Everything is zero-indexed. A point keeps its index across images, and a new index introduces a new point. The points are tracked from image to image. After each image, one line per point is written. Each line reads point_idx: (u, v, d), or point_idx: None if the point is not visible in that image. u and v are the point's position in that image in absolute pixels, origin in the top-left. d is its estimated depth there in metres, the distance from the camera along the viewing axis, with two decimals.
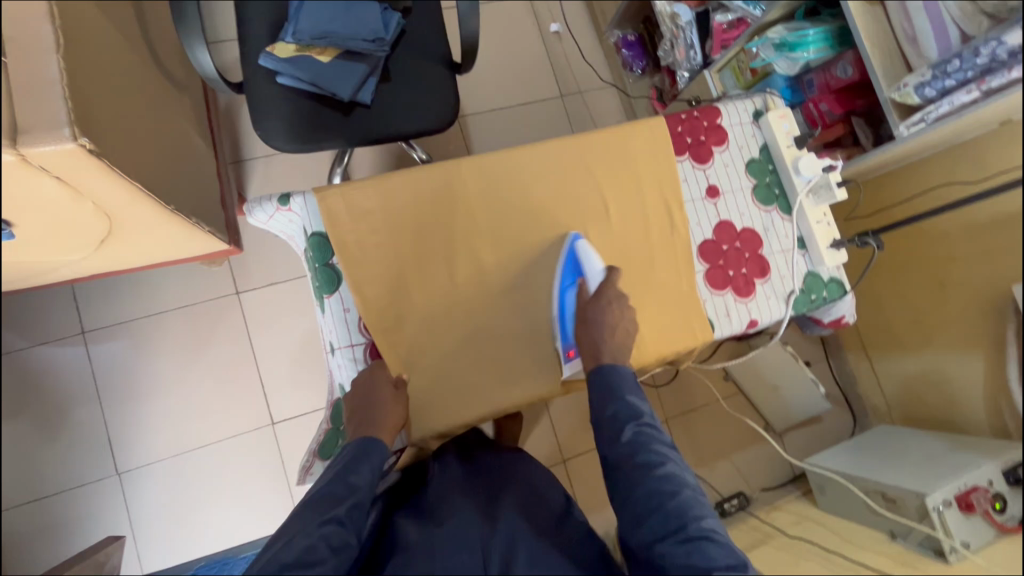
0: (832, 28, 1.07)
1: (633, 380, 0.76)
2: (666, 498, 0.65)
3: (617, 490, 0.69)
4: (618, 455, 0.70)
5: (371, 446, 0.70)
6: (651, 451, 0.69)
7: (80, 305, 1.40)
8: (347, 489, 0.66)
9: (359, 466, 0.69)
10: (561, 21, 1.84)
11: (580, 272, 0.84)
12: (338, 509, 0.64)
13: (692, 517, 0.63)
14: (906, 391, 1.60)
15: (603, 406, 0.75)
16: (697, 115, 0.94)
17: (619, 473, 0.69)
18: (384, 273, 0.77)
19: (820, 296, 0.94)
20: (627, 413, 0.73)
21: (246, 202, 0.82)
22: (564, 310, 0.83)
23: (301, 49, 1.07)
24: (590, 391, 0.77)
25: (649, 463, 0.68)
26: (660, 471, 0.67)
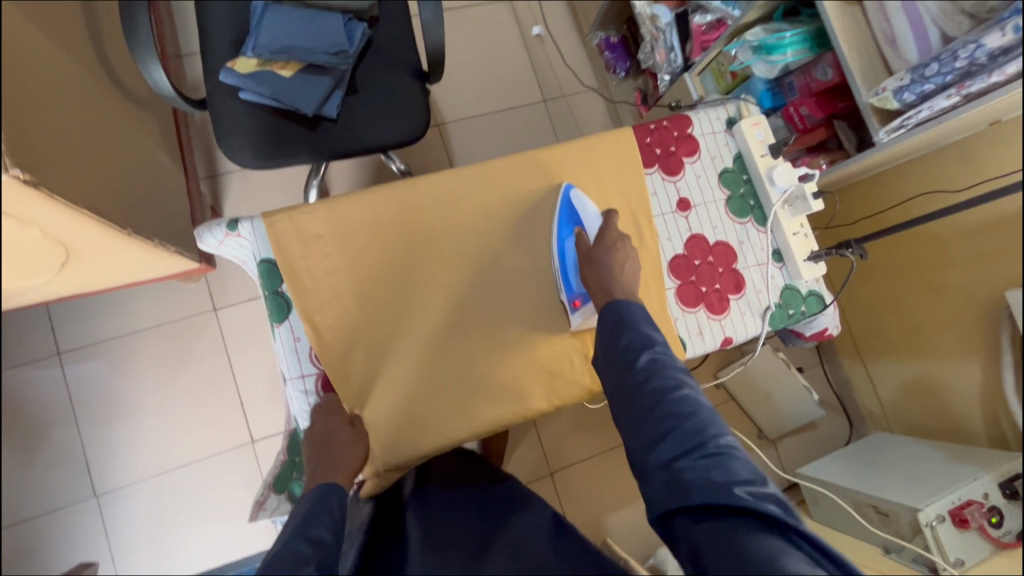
0: (811, 29, 1.03)
1: (646, 312, 0.70)
2: (682, 420, 0.60)
3: (629, 412, 0.63)
4: (631, 379, 0.64)
5: (324, 493, 0.64)
6: (666, 375, 0.63)
7: (55, 326, 1.38)
8: (310, 540, 0.58)
9: (319, 512, 0.62)
10: (543, 23, 1.80)
11: (579, 221, 0.82)
12: (309, 563, 0.55)
13: (711, 436, 0.58)
14: (901, 397, 1.55)
15: (615, 333, 0.69)
16: (666, 125, 0.90)
17: (633, 397, 0.63)
18: (336, 299, 0.75)
19: (798, 311, 0.90)
20: (639, 341, 0.67)
21: (197, 228, 0.79)
22: (565, 260, 0.81)
23: (262, 64, 1.05)
24: (602, 319, 0.71)
25: (665, 386, 0.62)
26: (677, 393, 0.62)
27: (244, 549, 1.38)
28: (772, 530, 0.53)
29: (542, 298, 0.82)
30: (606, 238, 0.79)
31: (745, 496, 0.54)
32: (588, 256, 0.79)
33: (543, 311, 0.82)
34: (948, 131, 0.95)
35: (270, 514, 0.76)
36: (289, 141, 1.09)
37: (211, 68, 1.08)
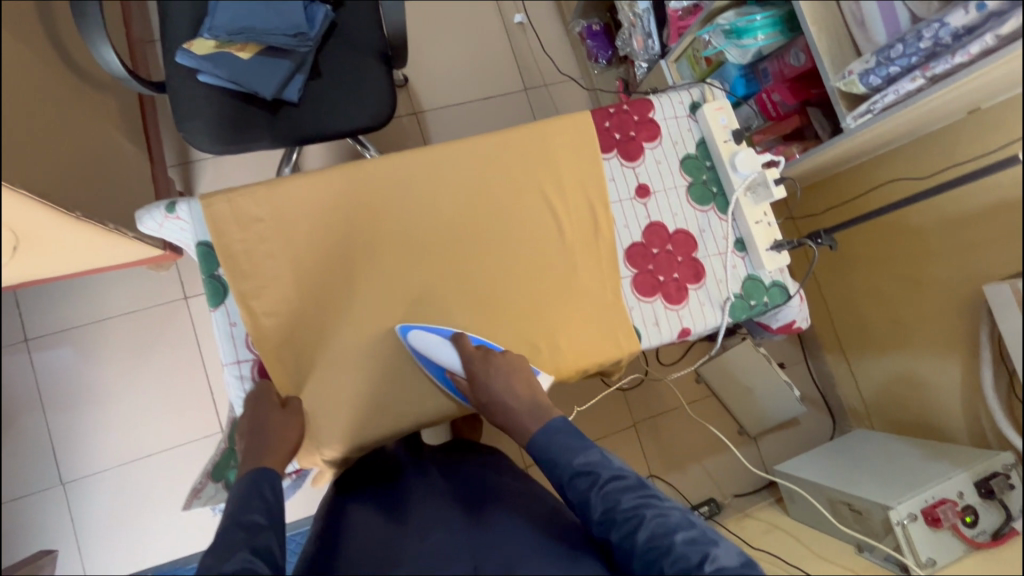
0: (782, 12, 1.01)
1: (572, 428, 0.67)
2: (662, 559, 0.55)
3: (619, 566, 0.59)
4: (597, 531, 0.60)
5: (256, 478, 0.63)
6: (623, 512, 0.59)
7: (23, 313, 1.37)
8: (246, 523, 0.58)
9: (250, 496, 0.61)
10: (524, 11, 1.77)
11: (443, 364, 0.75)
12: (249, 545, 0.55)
13: (698, 570, 0.53)
14: (882, 394, 1.52)
15: (558, 485, 0.65)
16: (626, 109, 0.87)
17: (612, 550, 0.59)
18: (276, 283, 0.73)
19: (760, 302, 0.87)
20: (584, 479, 0.63)
21: (137, 212, 0.77)
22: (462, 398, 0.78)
23: (220, 46, 1.02)
24: (541, 470, 0.67)
25: (630, 528, 0.57)
26: (645, 535, 0.57)
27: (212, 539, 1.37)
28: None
29: (490, 285, 0.80)
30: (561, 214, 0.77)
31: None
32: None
33: (492, 299, 0.80)
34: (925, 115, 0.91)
35: (207, 501, 0.75)
36: (249, 125, 1.06)
37: (169, 51, 1.06)
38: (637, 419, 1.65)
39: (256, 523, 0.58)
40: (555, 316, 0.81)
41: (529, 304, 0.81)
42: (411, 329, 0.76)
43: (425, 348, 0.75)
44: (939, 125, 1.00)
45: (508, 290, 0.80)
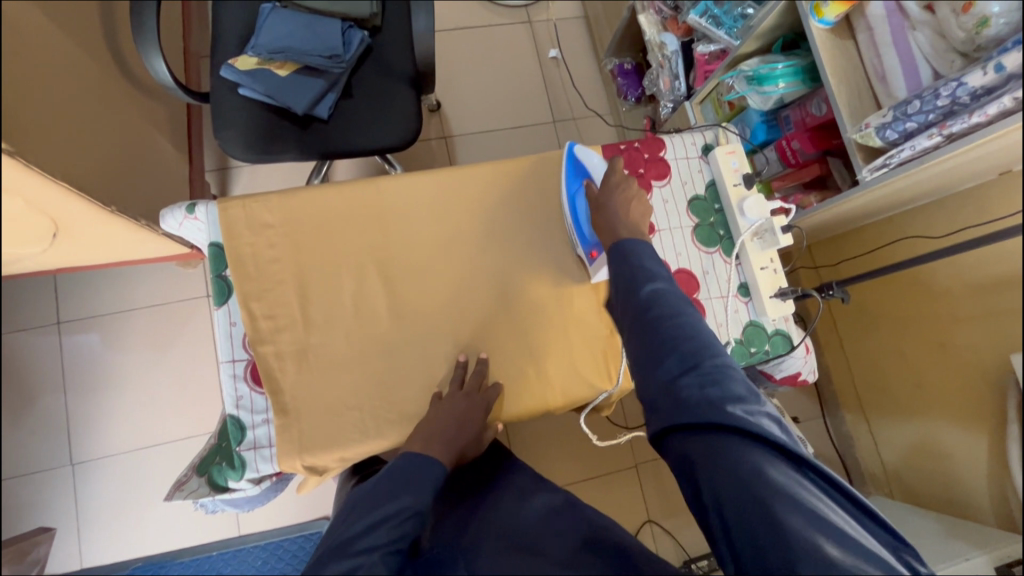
0: (804, 62, 1.01)
1: (654, 249, 0.73)
2: (683, 340, 0.63)
3: (631, 341, 0.66)
4: (633, 307, 0.68)
5: (432, 470, 0.69)
6: (671, 300, 0.67)
7: (59, 295, 1.45)
8: (409, 520, 0.64)
9: (418, 487, 0.67)
10: (559, 47, 1.82)
11: (585, 172, 0.84)
12: (372, 555, 0.60)
13: (707, 356, 0.62)
14: (903, 460, 1.43)
15: (623, 264, 0.72)
16: (637, 147, 0.89)
17: (640, 321, 0.67)
18: (277, 289, 0.76)
19: (761, 350, 0.85)
20: (645, 274, 0.70)
21: (161, 210, 0.81)
22: (576, 211, 0.82)
23: (261, 63, 1.10)
24: (609, 254, 0.74)
25: (665, 312, 0.66)
26: (679, 319, 0.65)
27: (201, 536, 1.39)
28: (762, 442, 0.57)
29: (485, 308, 0.81)
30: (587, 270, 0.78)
31: (736, 413, 0.57)
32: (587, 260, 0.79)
33: (485, 322, 0.80)
34: (949, 176, 0.89)
35: (187, 495, 0.74)
36: (279, 139, 1.12)
37: (216, 64, 1.14)
38: (637, 460, 1.49)
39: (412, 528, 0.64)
40: (543, 348, 0.81)
41: (522, 330, 0.81)
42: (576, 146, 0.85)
43: (583, 158, 0.84)
44: (967, 185, 0.95)
45: (499, 315, 0.81)
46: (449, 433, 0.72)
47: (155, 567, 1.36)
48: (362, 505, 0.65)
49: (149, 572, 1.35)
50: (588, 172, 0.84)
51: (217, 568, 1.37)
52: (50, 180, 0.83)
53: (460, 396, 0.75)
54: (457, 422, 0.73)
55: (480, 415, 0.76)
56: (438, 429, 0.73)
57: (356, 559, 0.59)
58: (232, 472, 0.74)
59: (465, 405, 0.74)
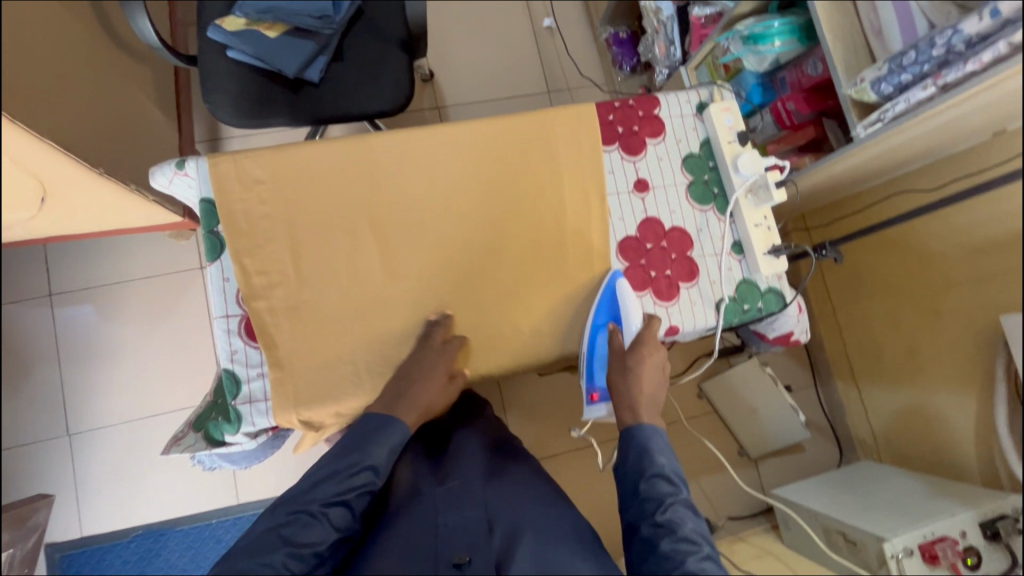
0: (800, 20, 1.00)
1: (666, 443, 0.70)
2: None
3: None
4: (650, 534, 0.64)
5: (392, 427, 0.72)
6: (683, 535, 0.62)
7: (50, 267, 1.44)
8: (360, 476, 0.67)
9: (376, 444, 0.70)
10: (554, 16, 1.79)
11: (617, 314, 0.82)
12: (313, 504, 0.65)
13: None
14: (892, 424, 1.45)
15: (635, 473, 0.69)
16: (631, 104, 0.88)
17: (648, 556, 0.63)
18: (270, 245, 0.76)
19: (754, 307, 0.85)
20: (664, 488, 0.66)
21: (150, 168, 0.80)
22: (593, 353, 0.82)
23: (250, 24, 1.08)
24: (626, 453, 0.71)
25: (680, 550, 0.61)
26: (693, 565, 0.60)
27: (199, 504, 1.40)
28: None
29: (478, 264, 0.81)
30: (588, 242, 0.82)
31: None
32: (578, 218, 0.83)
33: (482, 278, 0.81)
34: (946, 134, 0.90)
35: (184, 449, 0.76)
36: (270, 102, 1.11)
37: (204, 26, 1.11)
38: None
39: (364, 484, 0.67)
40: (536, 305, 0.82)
41: (516, 287, 0.81)
42: (621, 276, 0.81)
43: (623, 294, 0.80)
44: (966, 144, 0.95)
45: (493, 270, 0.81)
46: (419, 388, 0.75)
47: (155, 535, 1.38)
48: (327, 457, 0.70)
49: (149, 539, 1.37)
50: (619, 316, 0.81)
51: (216, 536, 1.39)
52: (35, 138, 0.82)
53: (422, 351, 0.77)
54: (422, 374, 0.76)
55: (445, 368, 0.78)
56: (411, 391, 0.75)
57: (298, 507, 0.64)
58: (228, 426, 0.74)
59: (433, 355, 0.77)
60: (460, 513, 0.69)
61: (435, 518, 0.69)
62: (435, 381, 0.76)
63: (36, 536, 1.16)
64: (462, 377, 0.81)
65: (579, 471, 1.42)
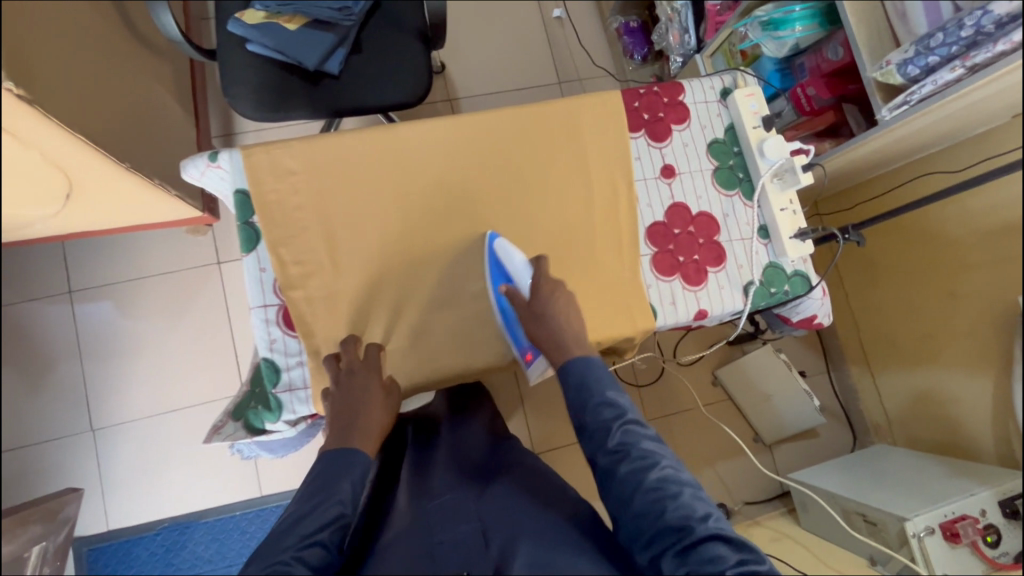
0: (822, 5, 1.00)
1: (610, 373, 0.70)
2: (665, 505, 0.59)
3: (610, 501, 0.63)
4: (606, 460, 0.64)
5: (353, 459, 0.66)
6: (641, 452, 0.63)
7: (68, 264, 1.45)
8: (329, 510, 0.60)
9: (341, 476, 0.64)
10: (563, 6, 1.79)
11: (508, 275, 0.79)
12: (283, 553, 0.56)
13: (696, 520, 0.58)
14: (907, 409, 1.47)
15: (580, 410, 0.68)
16: (657, 91, 0.88)
17: (613, 481, 0.63)
18: (304, 235, 0.77)
19: (781, 290, 0.86)
20: (611, 411, 0.66)
21: (181, 160, 0.81)
22: (505, 317, 0.79)
23: (269, 17, 1.08)
24: (566, 391, 0.70)
25: (641, 466, 0.62)
26: (656, 477, 0.61)
27: (222, 497, 1.42)
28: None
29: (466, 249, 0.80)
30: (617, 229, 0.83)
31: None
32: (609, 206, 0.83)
33: (513, 266, 0.82)
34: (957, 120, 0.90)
35: (226, 438, 0.76)
36: (291, 95, 1.11)
37: (223, 20, 1.11)
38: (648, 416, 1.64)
39: (335, 517, 0.61)
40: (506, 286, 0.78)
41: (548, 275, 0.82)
42: (497, 237, 0.79)
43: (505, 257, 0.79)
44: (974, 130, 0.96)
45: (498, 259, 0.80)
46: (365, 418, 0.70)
47: (181, 528, 1.40)
48: (287, 512, 0.62)
49: (175, 532, 1.39)
50: (510, 274, 0.79)
51: (240, 528, 1.41)
52: (66, 131, 0.82)
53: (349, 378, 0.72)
54: (360, 399, 0.71)
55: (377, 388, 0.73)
56: (360, 422, 0.70)
57: (266, 562, 0.55)
58: (269, 414, 0.75)
59: (355, 374, 0.73)
60: (454, 526, 0.67)
61: (431, 536, 0.66)
62: (377, 401, 0.72)
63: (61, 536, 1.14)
64: (395, 382, 0.77)
65: None
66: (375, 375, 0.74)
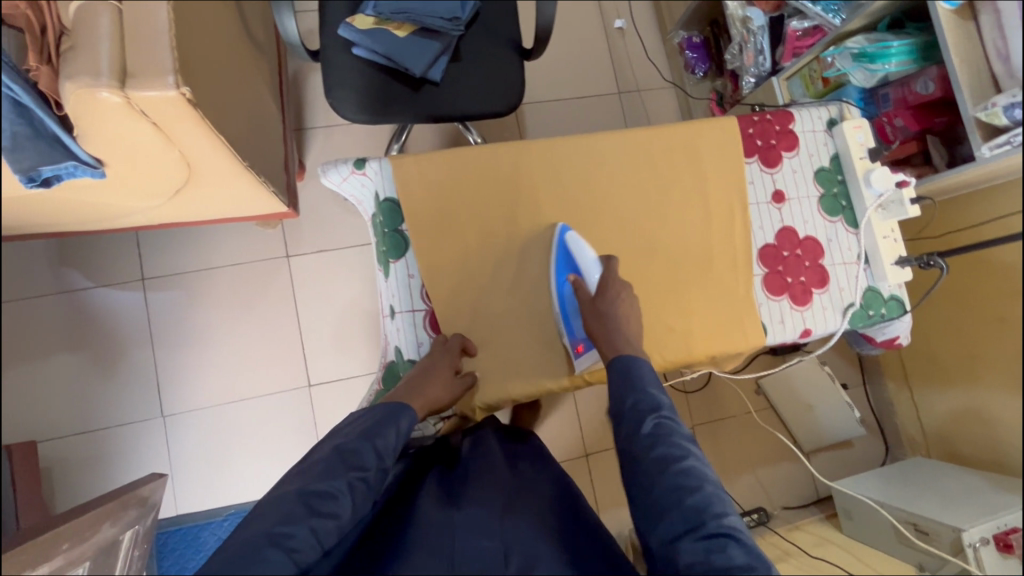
0: (918, 42, 1.05)
1: (654, 373, 0.71)
2: (686, 494, 0.60)
3: (630, 489, 0.64)
4: (634, 446, 0.65)
5: (402, 413, 0.70)
6: (672, 444, 0.64)
7: (142, 252, 1.46)
8: (374, 455, 0.64)
9: (391, 426, 0.68)
10: (625, 17, 1.83)
11: (575, 266, 0.83)
12: (332, 481, 0.60)
13: (712, 515, 0.59)
14: (944, 425, 1.52)
15: (619, 397, 0.70)
16: (769, 119, 0.92)
17: (637, 466, 0.64)
18: (447, 244, 0.81)
19: (878, 313, 0.92)
20: (647, 404, 0.68)
21: (321, 164, 0.84)
22: (564, 305, 0.83)
23: (379, 23, 1.11)
24: (610, 378, 0.72)
25: (670, 456, 0.63)
26: (681, 467, 0.62)
27: None
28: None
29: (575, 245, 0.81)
30: (733, 250, 0.88)
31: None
32: (726, 228, 0.88)
33: (636, 281, 0.86)
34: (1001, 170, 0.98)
35: None
36: (393, 99, 1.14)
37: (331, 23, 1.14)
38: (695, 422, 1.70)
39: (379, 462, 0.64)
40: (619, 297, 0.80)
41: (668, 290, 0.86)
42: (569, 231, 0.82)
43: (576, 250, 0.82)
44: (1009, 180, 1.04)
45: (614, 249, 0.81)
46: (422, 384, 0.74)
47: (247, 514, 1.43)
48: (338, 437, 0.66)
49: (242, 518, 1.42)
50: (578, 267, 0.82)
51: None
52: (210, 133, 0.84)
53: (429, 354, 0.78)
54: (428, 372, 0.76)
55: (446, 367, 0.77)
56: (419, 387, 0.74)
57: (315, 484, 0.59)
58: None
59: (435, 355, 0.78)
60: (476, 540, 0.63)
61: (451, 542, 0.63)
62: (439, 376, 0.76)
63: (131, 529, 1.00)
64: (472, 374, 0.80)
65: None
66: (451, 361, 0.78)
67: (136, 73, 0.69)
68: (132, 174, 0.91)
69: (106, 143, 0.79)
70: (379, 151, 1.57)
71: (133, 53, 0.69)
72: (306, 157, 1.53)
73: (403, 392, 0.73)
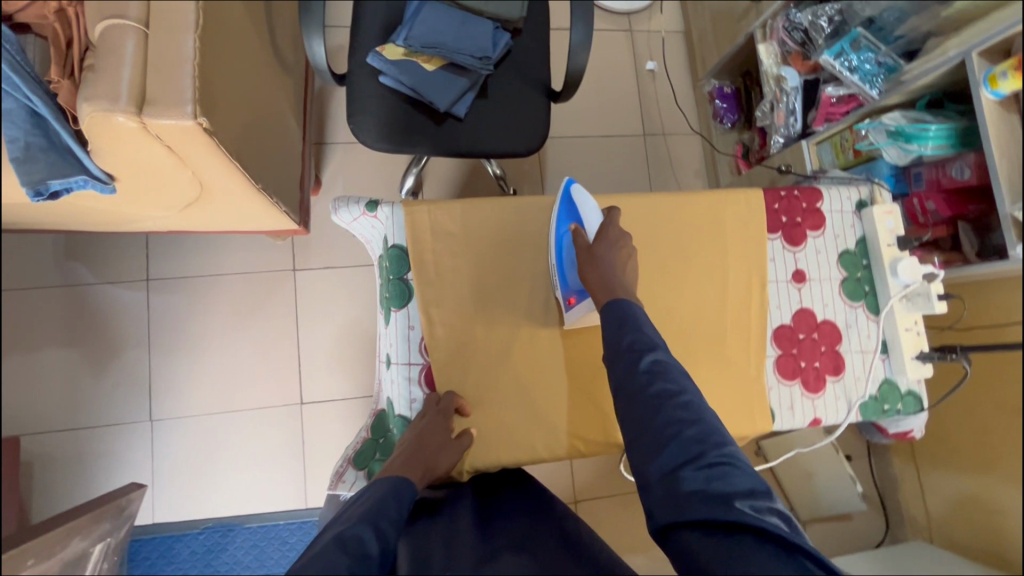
0: (957, 127, 1.02)
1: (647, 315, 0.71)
2: (686, 426, 0.61)
3: (628, 424, 0.64)
4: (631, 383, 0.65)
5: (403, 488, 0.68)
6: (669, 380, 0.65)
7: (149, 253, 1.46)
8: (377, 541, 0.60)
9: (391, 508, 0.65)
10: (657, 59, 1.81)
11: (578, 217, 0.81)
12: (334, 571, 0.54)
13: (713, 446, 0.60)
14: (948, 514, 1.46)
15: (615, 336, 0.69)
16: (797, 195, 0.89)
17: (637, 400, 0.64)
18: (453, 297, 0.79)
19: (893, 408, 0.88)
20: (644, 342, 0.68)
21: (332, 200, 0.83)
22: (561, 254, 0.80)
23: (408, 54, 1.10)
24: (603, 321, 0.71)
25: (668, 392, 0.64)
26: (682, 399, 0.63)
27: (269, 504, 1.42)
28: (771, 542, 0.55)
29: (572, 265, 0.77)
30: (748, 329, 0.85)
31: (747, 510, 0.56)
32: (742, 305, 0.85)
33: None
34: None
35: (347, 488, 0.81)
36: (416, 130, 1.12)
37: (360, 49, 1.13)
38: None
39: (381, 549, 0.60)
40: None
41: (677, 364, 0.83)
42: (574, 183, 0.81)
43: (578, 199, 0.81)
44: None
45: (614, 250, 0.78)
46: (417, 451, 0.73)
47: (224, 530, 1.40)
48: (334, 530, 0.61)
49: (218, 533, 1.39)
50: (580, 216, 0.81)
51: (282, 537, 1.41)
52: (226, 159, 0.83)
53: (426, 414, 0.77)
54: (423, 436, 0.74)
55: (440, 429, 0.75)
56: (414, 453, 0.73)
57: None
58: None
59: (429, 416, 0.76)
60: None
61: None
62: (434, 441, 0.74)
63: (100, 543, 0.96)
64: (469, 433, 0.77)
65: (633, 512, 1.49)
66: (445, 422, 0.75)
67: (154, 101, 0.68)
68: (144, 190, 0.90)
69: (118, 162, 0.78)
70: (397, 172, 1.56)
71: (154, 80, 0.68)
72: (323, 172, 1.52)
73: (400, 464, 0.71)
